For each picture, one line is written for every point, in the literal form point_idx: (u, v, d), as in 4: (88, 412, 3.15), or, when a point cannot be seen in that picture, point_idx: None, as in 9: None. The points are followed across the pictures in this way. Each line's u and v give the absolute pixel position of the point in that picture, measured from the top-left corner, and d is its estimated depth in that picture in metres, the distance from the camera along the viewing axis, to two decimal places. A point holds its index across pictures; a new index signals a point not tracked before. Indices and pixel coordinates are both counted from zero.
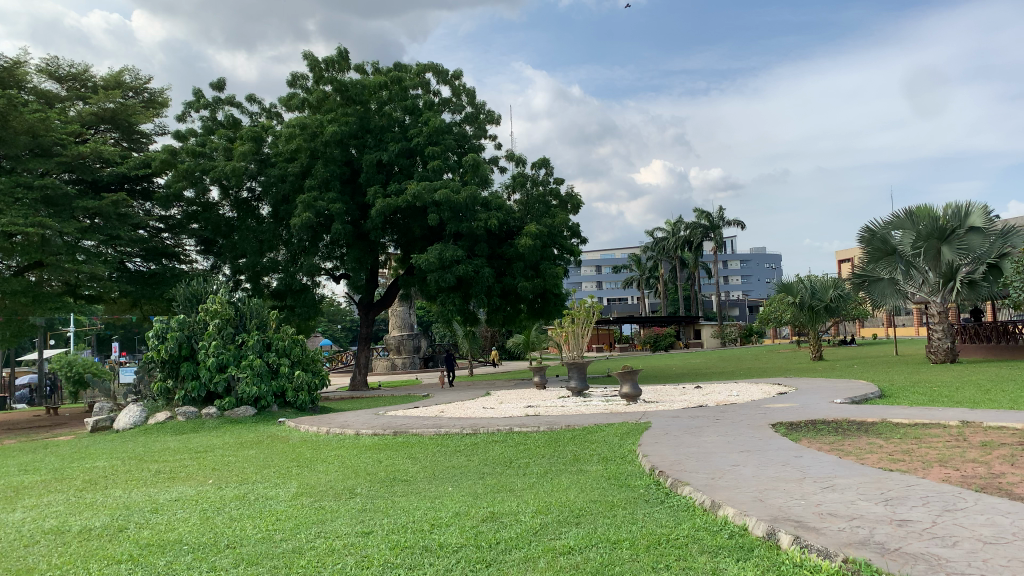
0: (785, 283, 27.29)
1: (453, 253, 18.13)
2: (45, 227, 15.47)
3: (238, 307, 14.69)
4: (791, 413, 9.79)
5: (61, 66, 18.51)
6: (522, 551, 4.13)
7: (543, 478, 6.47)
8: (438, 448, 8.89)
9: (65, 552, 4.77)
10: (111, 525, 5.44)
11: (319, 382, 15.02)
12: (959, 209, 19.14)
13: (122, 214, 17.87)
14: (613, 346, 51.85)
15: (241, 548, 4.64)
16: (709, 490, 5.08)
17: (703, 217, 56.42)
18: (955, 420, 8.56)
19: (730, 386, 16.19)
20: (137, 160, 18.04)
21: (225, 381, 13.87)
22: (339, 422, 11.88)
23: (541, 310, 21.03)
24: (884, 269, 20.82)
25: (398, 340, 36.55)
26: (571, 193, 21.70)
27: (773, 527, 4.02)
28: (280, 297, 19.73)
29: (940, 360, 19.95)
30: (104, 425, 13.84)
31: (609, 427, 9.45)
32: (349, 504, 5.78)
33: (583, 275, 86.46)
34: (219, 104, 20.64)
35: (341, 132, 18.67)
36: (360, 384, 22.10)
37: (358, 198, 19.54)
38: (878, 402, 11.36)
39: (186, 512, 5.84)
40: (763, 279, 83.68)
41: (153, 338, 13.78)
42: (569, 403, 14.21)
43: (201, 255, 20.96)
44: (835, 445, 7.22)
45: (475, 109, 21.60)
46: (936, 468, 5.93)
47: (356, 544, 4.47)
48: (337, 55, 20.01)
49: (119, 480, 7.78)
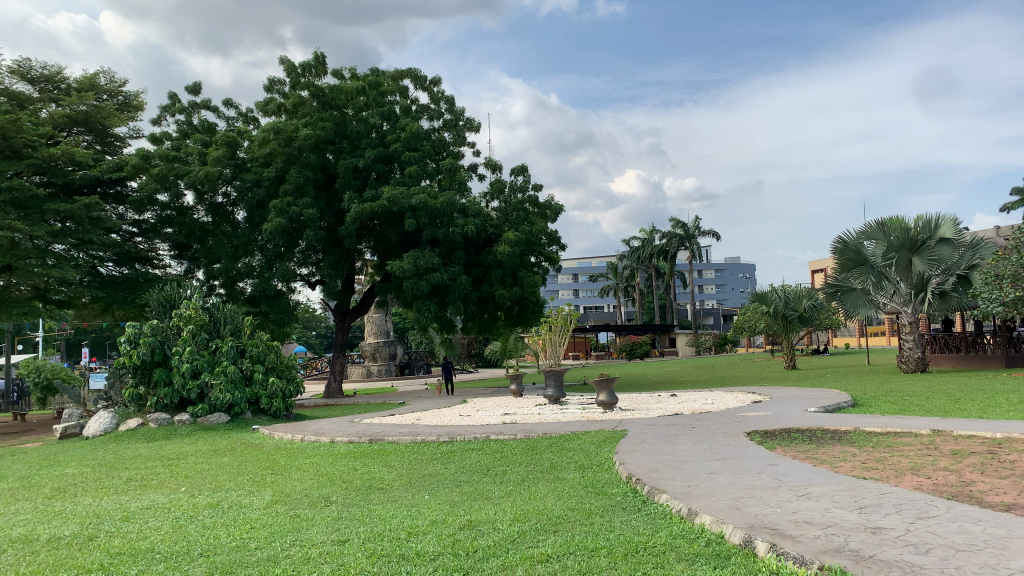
0: (759, 292, 27.25)
1: (428, 260, 18.07)
2: (15, 230, 15.19)
3: (212, 313, 14.58)
4: (765, 421, 9.86)
5: (33, 67, 18.24)
6: (499, 559, 4.12)
7: (520, 487, 6.44)
8: (414, 456, 8.83)
9: (33, 562, 4.68)
10: (81, 534, 5.34)
11: (294, 389, 14.88)
12: (929, 220, 19.38)
13: (94, 218, 17.59)
14: (589, 354, 52.10)
15: (215, 556, 4.58)
16: (685, 498, 5.10)
17: (679, 226, 56.55)
18: (926, 429, 8.68)
19: (704, 394, 16.26)
20: (110, 163, 17.91)
21: (198, 388, 13.71)
22: (313, 430, 11.78)
23: (519, 317, 20.98)
24: (856, 279, 21.14)
25: (373, 347, 36.22)
26: (550, 200, 21.66)
27: (750, 535, 4.04)
28: (254, 302, 19.62)
29: (911, 369, 20.24)
30: (73, 432, 13.62)
31: (584, 435, 9.44)
32: (325, 513, 5.73)
33: (560, 283, 86.98)
34: (194, 108, 20.45)
35: (315, 136, 18.59)
36: (335, 392, 21.95)
37: (334, 204, 19.37)
38: (851, 411, 11.48)
39: (158, 520, 5.75)
40: (737, 289, 84.59)
41: (125, 344, 13.60)
42: (545, 411, 14.18)
43: (174, 259, 20.75)
44: (810, 454, 7.27)
45: (453, 116, 21.63)
46: (908, 476, 6.01)
47: (331, 553, 4.43)
48: (314, 59, 19.94)
49: (89, 488, 7.66)
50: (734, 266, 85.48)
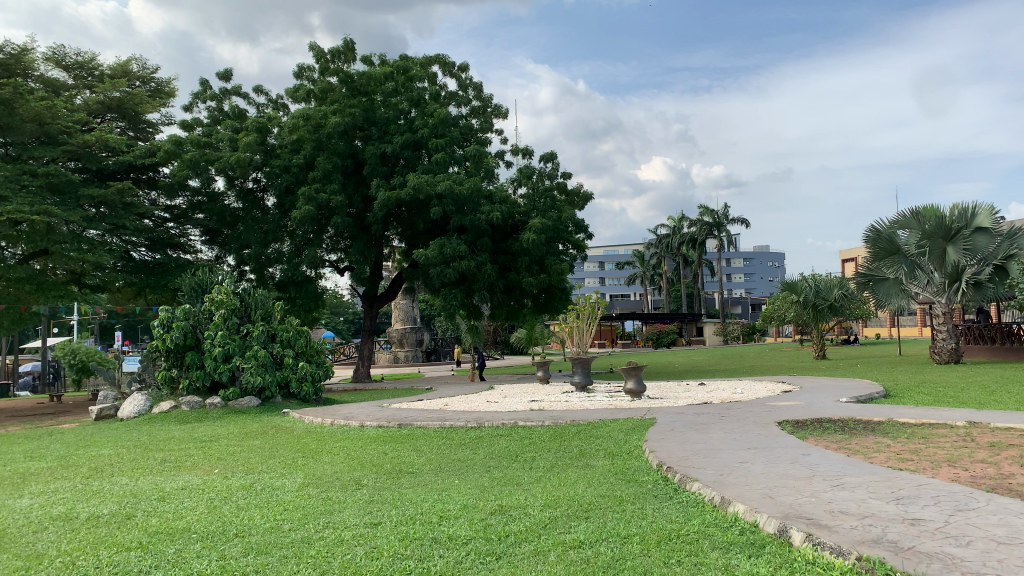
0: (789, 281, 27.01)
1: (454, 248, 18.11)
2: (51, 216, 15.46)
3: (244, 298, 14.70)
4: (796, 411, 9.78)
5: (68, 54, 18.48)
6: (532, 545, 4.12)
7: (550, 473, 6.46)
8: (443, 441, 8.88)
9: (74, 540, 4.77)
10: (119, 513, 5.44)
11: (323, 373, 15.01)
12: (965, 209, 19.03)
13: (128, 204, 17.84)
14: (616, 343, 52.09)
15: (250, 537, 4.64)
16: (717, 486, 5.07)
17: (710, 215, 56.06)
18: (962, 421, 8.54)
19: (733, 383, 16.17)
20: (143, 148, 18.12)
21: (229, 371, 13.87)
22: (343, 414, 11.90)
23: (545, 304, 20.97)
24: (889, 268, 20.79)
25: (400, 333, 36.51)
26: (578, 188, 21.56)
27: (785, 525, 4.00)
28: (283, 288, 19.86)
29: (944, 360, 19.95)
30: (108, 414, 13.85)
31: (612, 423, 9.41)
32: (356, 496, 5.78)
33: (586, 271, 86.98)
34: (225, 94, 20.60)
35: (344, 123, 18.63)
36: (363, 376, 22.11)
37: (362, 190, 19.45)
38: (883, 402, 11.37)
39: (194, 501, 5.84)
40: (766, 277, 84.00)
41: (158, 328, 13.79)
42: (573, 398, 14.16)
43: (206, 245, 21.00)
44: (843, 444, 7.19)
45: (481, 102, 21.59)
46: (945, 468, 5.92)
47: (364, 536, 4.47)
48: (343, 45, 19.99)
49: (125, 469, 7.80)
50: (763, 255, 84.96)
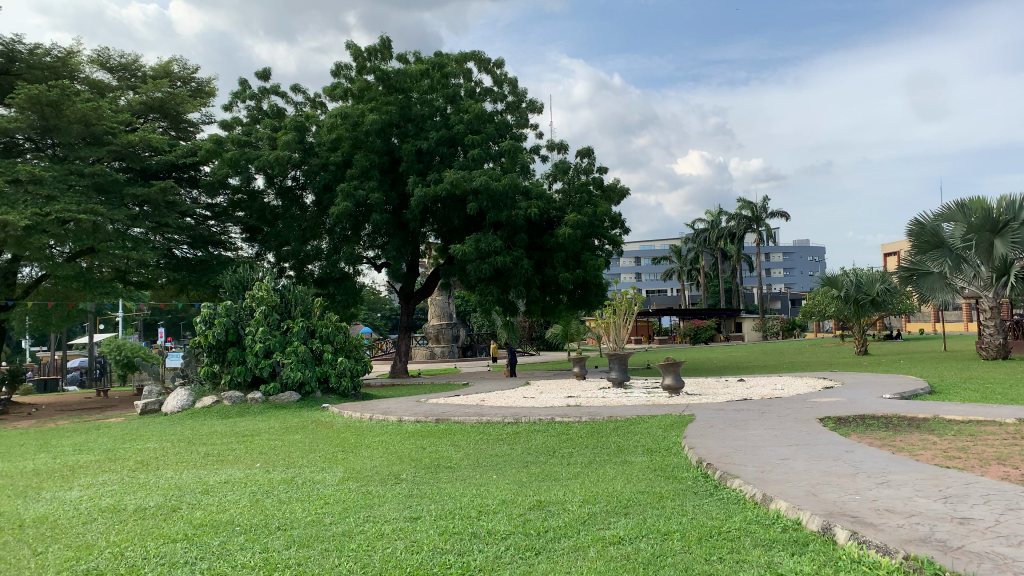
0: (829, 276, 26.59)
1: (490, 243, 18.14)
2: (97, 214, 15.81)
3: (283, 294, 14.87)
4: (839, 408, 9.61)
5: (112, 56, 18.88)
6: (571, 540, 4.12)
7: (588, 469, 6.44)
8: (481, 436, 8.90)
9: (122, 531, 4.88)
10: (165, 505, 5.56)
11: (362, 369, 15.14)
12: (1013, 201, 18.50)
13: (170, 203, 18.18)
14: (653, 339, 51.75)
15: (292, 530, 4.70)
16: (759, 484, 5.01)
17: (749, 207, 55.08)
18: (1012, 418, 8.32)
19: (773, 380, 15.95)
20: (185, 147, 18.44)
21: (270, 367, 14.06)
22: (381, 409, 12.00)
23: (581, 300, 20.91)
24: (933, 262, 20.29)
25: (437, 329, 36.68)
26: (614, 182, 21.46)
27: (829, 522, 3.94)
28: (322, 284, 20.09)
29: (992, 356, 19.48)
30: (153, 408, 14.13)
31: (651, 419, 9.34)
32: (395, 490, 5.82)
33: (622, 267, 86.52)
34: (264, 93, 20.87)
35: (381, 120, 18.75)
36: (400, 372, 22.25)
37: (399, 187, 19.56)
38: (929, 398, 11.12)
39: (237, 494, 5.93)
40: (807, 272, 82.72)
41: (200, 324, 14.02)
42: (611, 394, 14.09)
43: (246, 242, 21.31)
44: (887, 442, 7.05)
45: (516, 98, 21.57)
46: (994, 466, 5.77)
47: (404, 530, 4.49)
48: (380, 43, 20.11)
49: (170, 462, 7.96)
50: (803, 249, 83.68)
